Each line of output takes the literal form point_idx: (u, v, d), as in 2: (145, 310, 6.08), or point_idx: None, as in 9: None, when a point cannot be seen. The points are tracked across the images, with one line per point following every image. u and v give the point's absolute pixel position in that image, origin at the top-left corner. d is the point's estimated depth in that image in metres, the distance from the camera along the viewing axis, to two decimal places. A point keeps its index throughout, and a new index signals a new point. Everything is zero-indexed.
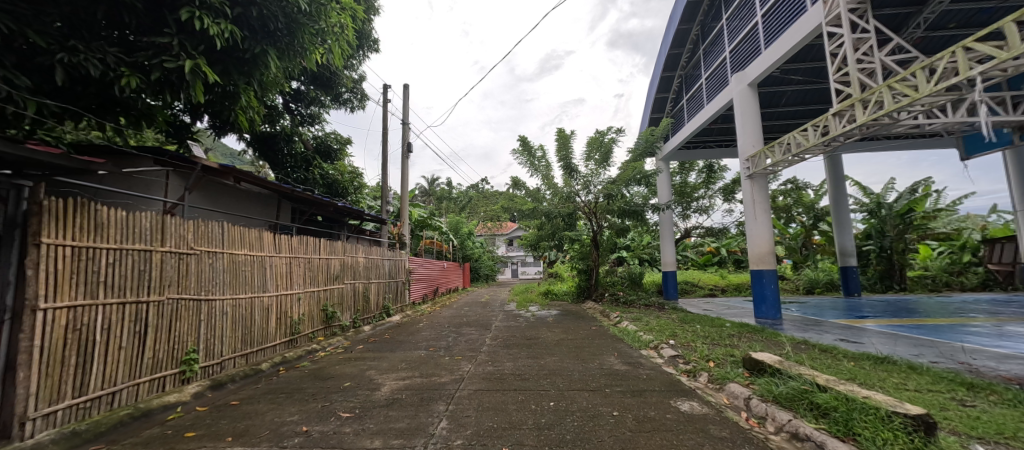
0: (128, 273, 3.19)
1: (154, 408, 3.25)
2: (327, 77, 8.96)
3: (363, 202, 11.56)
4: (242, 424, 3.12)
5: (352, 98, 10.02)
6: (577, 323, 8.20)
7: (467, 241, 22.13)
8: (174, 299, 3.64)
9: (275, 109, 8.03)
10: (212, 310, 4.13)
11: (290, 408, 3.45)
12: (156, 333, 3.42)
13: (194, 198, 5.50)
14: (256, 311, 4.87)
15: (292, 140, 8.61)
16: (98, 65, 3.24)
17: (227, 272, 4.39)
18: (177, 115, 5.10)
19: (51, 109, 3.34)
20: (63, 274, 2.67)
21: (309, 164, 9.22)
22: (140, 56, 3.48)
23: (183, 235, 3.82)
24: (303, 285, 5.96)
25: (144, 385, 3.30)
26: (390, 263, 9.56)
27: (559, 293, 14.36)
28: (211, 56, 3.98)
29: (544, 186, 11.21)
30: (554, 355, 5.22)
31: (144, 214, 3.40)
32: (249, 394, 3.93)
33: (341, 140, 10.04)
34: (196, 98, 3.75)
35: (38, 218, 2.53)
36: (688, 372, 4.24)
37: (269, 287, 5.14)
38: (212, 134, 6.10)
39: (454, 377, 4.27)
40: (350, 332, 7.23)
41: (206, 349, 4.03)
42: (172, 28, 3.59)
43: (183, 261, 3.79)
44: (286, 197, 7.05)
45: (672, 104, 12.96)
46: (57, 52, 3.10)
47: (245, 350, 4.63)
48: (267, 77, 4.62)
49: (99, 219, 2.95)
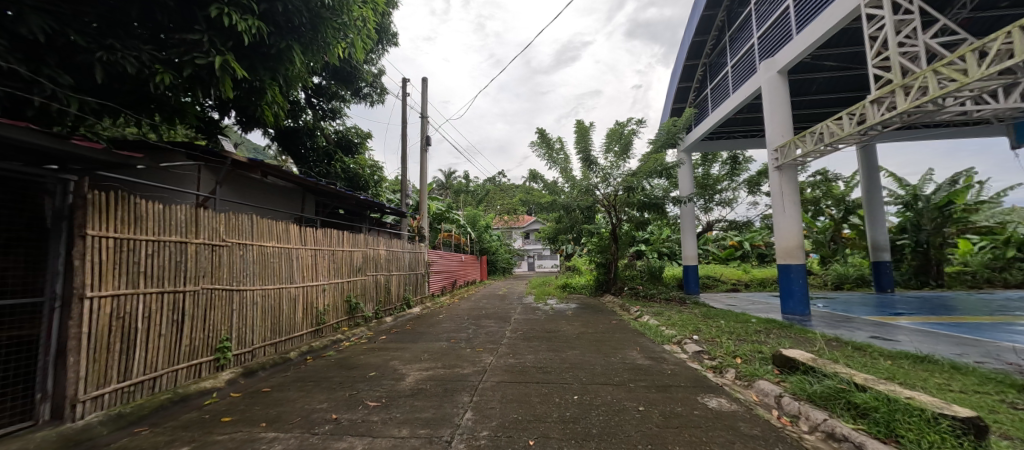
0: (166, 263, 3.33)
1: (191, 393, 3.39)
2: (348, 71, 9.03)
3: (383, 196, 11.70)
4: (274, 411, 3.22)
5: (372, 92, 10.13)
6: (596, 316, 8.14)
7: (483, 234, 22.27)
8: (208, 289, 3.76)
9: (298, 104, 8.19)
10: (243, 300, 4.27)
11: (319, 396, 3.55)
12: (194, 323, 3.58)
13: (224, 192, 5.66)
14: (284, 301, 5.01)
15: (315, 134, 8.80)
16: (134, 62, 3.34)
17: (256, 263, 4.52)
18: (206, 111, 5.23)
19: (92, 106, 3.47)
20: (107, 265, 2.80)
21: (331, 158, 9.40)
22: (172, 53, 3.58)
23: (216, 228, 3.94)
24: (327, 276, 6.08)
25: (183, 371, 3.45)
26: (410, 256, 9.67)
27: (577, 287, 14.34)
28: (239, 52, 4.09)
29: (562, 179, 11.10)
30: (574, 349, 5.19)
31: (178, 207, 3.52)
32: (280, 382, 4.06)
33: (361, 134, 10.13)
34: (226, 95, 3.85)
35: (82, 211, 2.66)
36: (713, 367, 4.16)
37: (295, 279, 5.26)
38: (239, 129, 6.25)
39: (476, 369, 4.30)
40: (372, 323, 7.41)
41: (238, 337, 4.18)
42: (202, 25, 3.69)
43: (215, 253, 3.91)
44: (309, 190, 7.17)
45: (695, 94, 12.61)
46: (95, 51, 3.21)
47: (274, 339, 4.77)
48: (292, 71, 4.69)
49: (138, 212, 3.07)
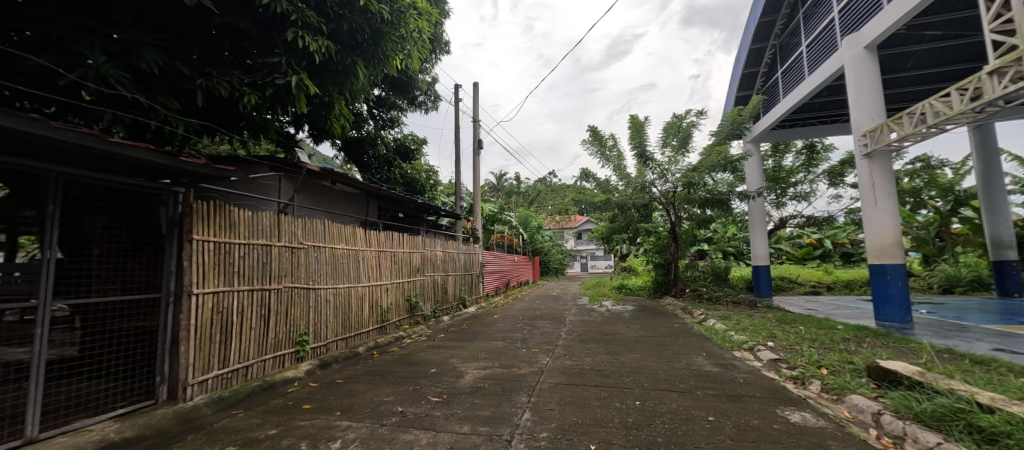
0: (254, 264, 3.73)
1: (277, 381, 3.76)
2: (405, 82, 9.54)
3: (438, 199, 12.18)
4: (347, 401, 3.47)
5: (427, 100, 10.71)
6: (656, 319, 7.78)
7: (535, 235, 22.30)
8: (289, 287, 4.15)
9: (361, 115, 8.78)
10: (318, 298, 4.66)
11: (385, 389, 3.76)
12: (278, 318, 3.97)
13: (300, 199, 6.23)
14: (353, 299, 5.39)
15: (376, 143, 9.38)
16: (227, 86, 3.78)
17: (328, 264, 4.90)
18: (285, 127, 5.78)
19: (195, 126, 3.98)
20: (209, 266, 3.21)
21: (391, 165, 9.96)
22: (257, 75, 4.00)
23: (294, 231, 4.33)
24: (389, 276, 6.44)
25: (269, 361, 3.84)
26: (465, 257, 9.94)
27: (633, 288, 13.83)
28: (312, 70, 4.47)
29: (616, 177, 10.76)
30: (634, 352, 4.99)
31: (264, 213, 3.93)
32: (350, 374, 4.37)
33: (417, 140, 10.65)
34: (302, 110, 4.23)
35: (189, 218, 3.09)
36: (793, 378, 3.77)
37: (362, 278, 5.64)
38: (311, 142, 6.84)
39: (533, 369, 4.29)
40: (431, 322, 7.72)
41: (315, 332, 4.57)
42: (281, 49, 4.09)
43: (295, 254, 4.31)
44: (372, 196, 7.64)
45: (762, 79, 11.59)
46: (197, 78, 3.66)
47: (345, 334, 5.15)
48: (356, 85, 5.04)
49: (231, 219, 3.48)
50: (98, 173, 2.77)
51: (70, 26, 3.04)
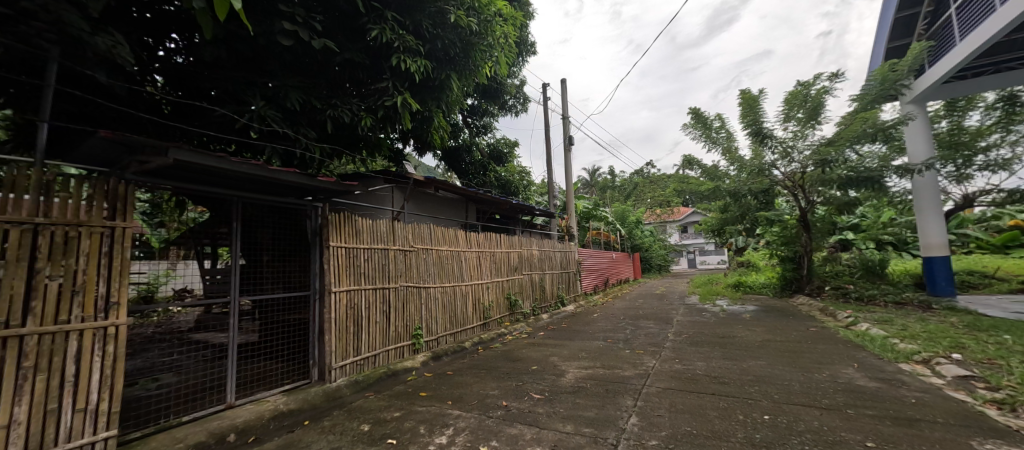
0: (377, 266, 4.40)
1: (398, 370, 4.31)
2: (495, 88, 9.98)
3: (531, 199, 12.40)
4: (457, 391, 3.74)
5: (516, 104, 11.13)
6: (786, 322, 6.69)
7: (634, 230, 21.17)
8: (405, 286, 4.73)
9: (458, 125, 9.41)
10: (429, 296, 5.16)
11: (491, 383, 3.95)
12: (396, 313, 4.58)
13: (409, 206, 6.92)
14: (459, 297, 5.80)
15: (472, 150, 9.96)
16: (348, 113, 4.40)
17: (436, 265, 5.37)
18: (395, 143, 6.49)
19: (328, 151, 4.72)
20: (341, 268, 3.96)
21: (486, 169, 10.46)
22: (371, 100, 4.57)
23: (406, 236, 4.90)
24: (490, 275, 6.78)
25: (391, 352, 4.45)
26: (561, 255, 9.92)
27: (753, 286, 12.15)
28: (414, 89, 4.94)
29: (725, 160, 9.59)
30: (759, 359, 4.36)
31: (381, 221, 4.58)
32: (459, 367, 4.70)
33: (509, 143, 11.01)
34: (406, 126, 4.72)
35: (325, 228, 3.88)
36: (1001, 403, 2.85)
37: (465, 277, 6.03)
38: (417, 154, 7.56)
39: (638, 372, 4.06)
40: (531, 320, 7.88)
41: (428, 327, 5.08)
42: (388, 74, 4.60)
43: (407, 257, 4.87)
44: (470, 199, 8.07)
45: (928, 19, 9.11)
46: (326, 110, 4.32)
47: (453, 329, 5.58)
48: (451, 97, 5.42)
49: (357, 227, 4.21)
50: (261, 194, 3.55)
51: (239, 80, 3.87)
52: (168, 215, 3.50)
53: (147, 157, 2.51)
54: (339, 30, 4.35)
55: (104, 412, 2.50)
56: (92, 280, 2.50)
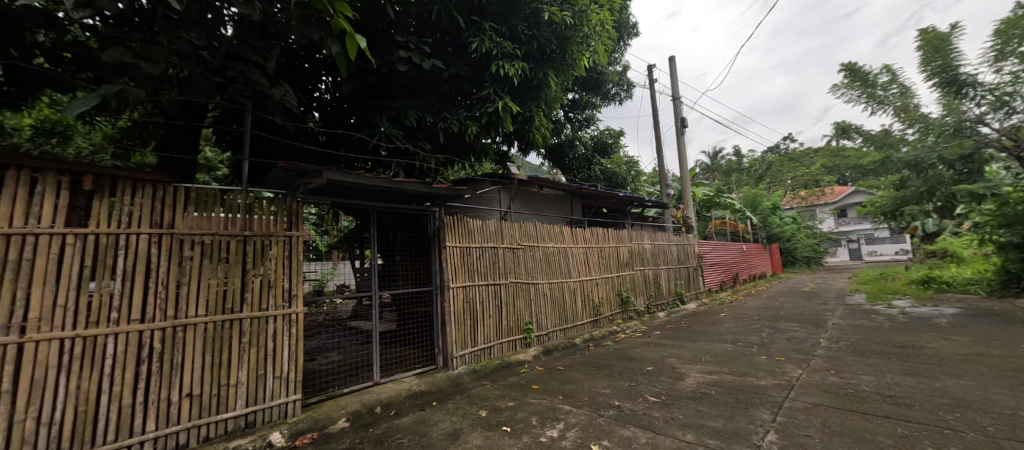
0: (487, 263, 4.75)
1: (511, 362, 4.56)
2: (596, 79, 9.87)
3: (641, 190, 11.68)
4: (568, 387, 3.76)
5: (619, 91, 10.63)
6: (1014, 330, 4.93)
7: (769, 217, 18.19)
8: (514, 282, 5.01)
9: (559, 121, 9.43)
10: (538, 292, 5.33)
11: (602, 381, 3.87)
12: (508, 307, 4.89)
13: (516, 206, 7.00)
14: (567, 293, 5.83)
15: (575, 144, 9.86)
16: (456, 124, 4.79)
17: (543, 262, 5.51)
18: (500, 146, 6.82)
19: (441, 160, 5.21)
20: (456, 266, 4.39)
21: (591, 163, 10.22)
22: (475, 109, 4.91)
23: (513, 234, 5.16)
24: (599, 271, 6.63)
25: (505, 345, 4.76)
26: (677, 249, 9.11)
27: (955, 282, 9.26)
28: (513, 92, 5.13)
29: (900, 123, 7.78)
30: (964, 377, 3.32)
31: (489, 222, 4.94)
32: (570, 363, 4.72)
33: (614, 134, 10.62)
34: (508, 129, 4.94)
35: (442, 230, 4.35)
36: None
37: (573, 274, 6.02)
38: (521, 155, 7.81)
39: (777, 381, 3.49)
40: (645, 318, 7.43)
41: (538, 322, 5.25)
42: (489, 82, 4.87)
43: (515, 254, 5.13)
44: (576, 195, 7.80)
45: None
46: (438, 123, 4.78)
47: (563, 325, 5.63)
48: (550, 95, 5.47)
49: (468, 228, 4.61)
50: (390, 203, 4.13)
51: (370, 107, 4.54)
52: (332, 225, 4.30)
53: (311, 179, 3.20)
54: (445, 48, 4.77)
55: (291, 379, 3.22)
56: (279, 277, 3.26)
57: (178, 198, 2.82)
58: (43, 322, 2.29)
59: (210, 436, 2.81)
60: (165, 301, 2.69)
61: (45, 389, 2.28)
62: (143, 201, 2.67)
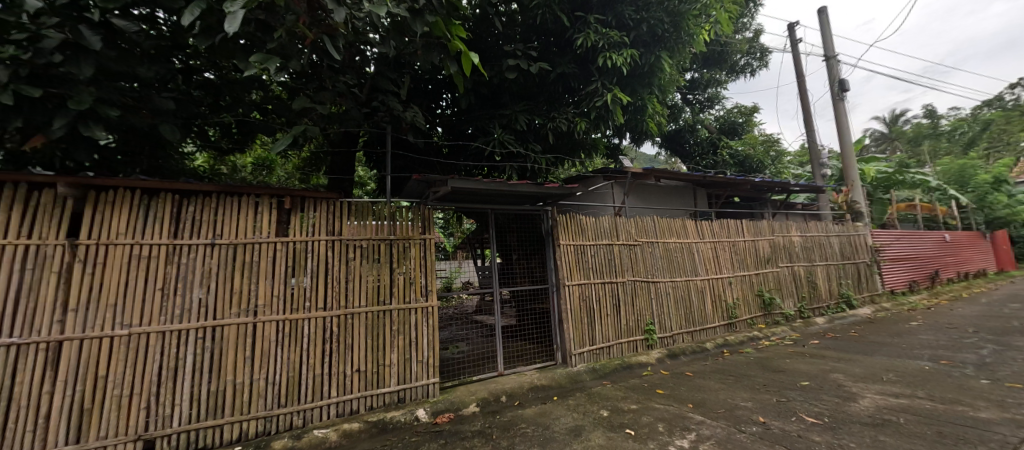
0: (603, 261, 4.66)
1: (632, 364, 4.38)
2: (718, 52, 8.77)
3: (784, 172, 9.89)
4: (699, 396, 3.44)
5: (750, 61, 9.25)
6: None
7: (992, 196, 13.42)
8: (632, 281, 4.81)
9: (677, 105, 8.64)
10: (659, 291, 5.01)
11: (741, 393, 3.43)
12: (626, 306, 4.71)
13: (631, 200, 6.46)
14: (694, 293, 5.32)
15: (696, 128, 8.88)
16: (565, 122, 4.83)
17: (664, 258, 5.16)
18: (610, 139, 6.59)
19: (552, 160, 5.29)
20: (571, 263, 4.42)
21: (717, 147, 9.08)
22: (583, 105, 4.88)
23: (629, 230, 4.96)
24: (732, 269, 5.87)
25: (625, 345, 4.60)
26: (839, 240, 7.45)
27: None
28: (623, 81, 4.95)
29: None
30: None
31: (603, 218, 4.84)
32: (700, 369, 4.29)
33: (745, 111, 9.39)
34: (619, 121, 4.79)
35: (555, 229, 4.43)
36: None
37: (700, 272, 5.47)
38: (634, 146, 7.40)
39: (1012, 415, 2.58)
40: (797, 324, 6.27)
41: (661, 323, 4.93)
42: (597, 75, 4.78)
43: (632, 251, 4.92)
44: (701, 184, 6.95)
45: None
46: (547, 123, 4.88)
47: (690, 328, 5.16)
48: (664, 78, 5.11)
49: (581, 226, 4.60)
50: (506, 205, 4.39)
51: (484, 117, 4.89)
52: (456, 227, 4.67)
53: (439, 187, 3.61)
54: (551, 49, 4.85)
55: (430, 364, 3.69)
56: (417, 275, 3.77)
57: (343, 210, 3.52)
58: (267, 307, 3.14)
59: (374, 405, 3.41)
60: (338, 294, 3.39)
61: (270, 358, 3.11)
62: (321, 215, 3.42)
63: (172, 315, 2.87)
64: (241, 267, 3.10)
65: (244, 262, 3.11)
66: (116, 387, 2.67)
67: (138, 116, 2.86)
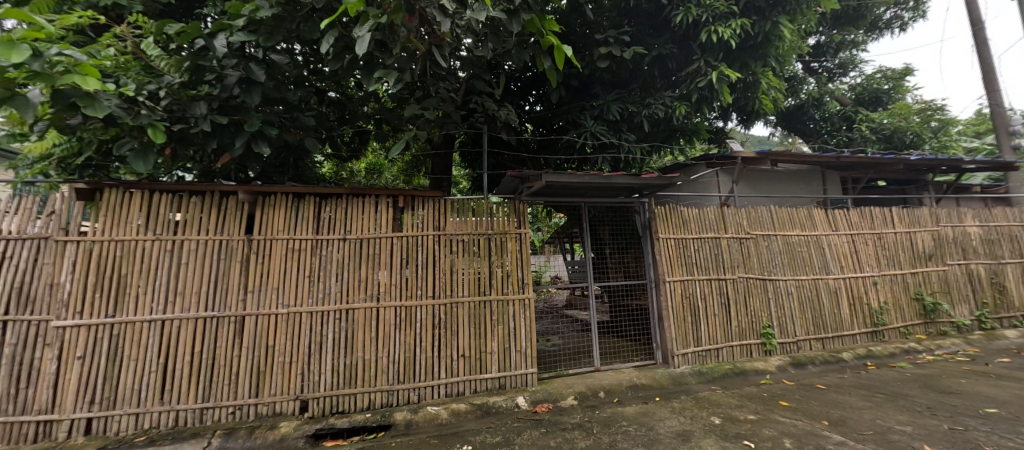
0: (709, 256, 4.28)
1: (747, 370, 3.95)
2: (853, 10, 6.97)
3: (952, 147, 7.91)
4: (836, 413, 2.96)
5: (898, 14, 7.63)
6: None
7: None
8: (744, 277, 4.33)
9: (797, 77, 7.47)
10: (778, 290, 4.44)
11: (896, 415, 2.87)
12: (738, 306, 4.26)
13: (742, 188, 5.74)
14: (823, 294, 4.60)
15: (823, 101, 7.56)
16: (662, 107, 4.54)
17: (784, 253, 4.54)
18: (713, 123, 6.00)
19: (647, 149, 5.01)
20: (672, 259, 4.15)
21: (852, 122, 7.65)
22: (683, 87, 4.53)
23: (740, 221, 4.46)
24: (875, 267, 4.92)
25: (737, 349, 4.17)
26: None
27: None
28: (730, 56, 4.48)
29: None
30: None
31: (708, 209, 4.44)
32: (836, 382, 3.69)
33: (892, 75, 7.86)
34: (727, 100, 4.35)
35: (654, 221, 4.19)
36: None
37: (831, 269, 4.69)
38: (741, 128, 6.63)
39: None
40: (976, 336, 4.99)
41: (781, 326, 4.37)
42: (699, 52, 4.40)
43: (744, 245, 4.42)
44: (832, 166, 5.92)
45: None
46: (642, 110, 4.63)
47: (819, 334, 4.48)
48: (782, 47, 4.49)
49: (683, 218, 4.29)
50: (600, 198, 4.29)
51: (574, 109, 4.83)
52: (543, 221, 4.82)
53: (534, 182, 3.68)
54: (646, 31, 4.59)
55: (528, 354, 3.81)
56: (514, 268, 3.91)
57: (445, 207, 3.81)
58: (386, 294, 3.57)
59: (478, 389, 3.65)
60: (445, 284, 3.69)
61: (391, 339, 3.52)
62: (428, 212, 3.76)
63: (317, 298, 3.44)
64: (366, 258, 3.57)
65: (368, 254, 3.57)
66: (281, 355, 3.30)
67: (290, 133, 3.46)
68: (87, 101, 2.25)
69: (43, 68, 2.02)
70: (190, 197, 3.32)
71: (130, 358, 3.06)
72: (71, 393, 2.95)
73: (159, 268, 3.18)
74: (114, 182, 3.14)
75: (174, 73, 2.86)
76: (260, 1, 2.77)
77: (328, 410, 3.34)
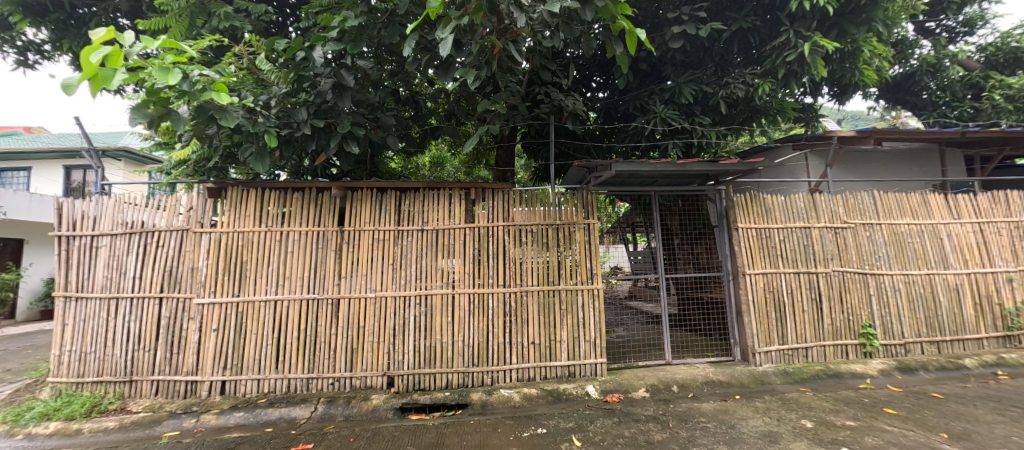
0: (797, 247, 3.94)
1: (843, 373, 3.60)
2: None
3: None
4: (959, 426, 2.62)
5: None
6: None
7: None
8: (839, 271, 3.93)
9: (906, 40, 6.48)
10: (881, 285, 3.97)
11: None
12: (830, 303, 3.90)
13: (836, 172, 5.17)
14: (940, 292, 4.03)
15: (941, 67, 6.49)
16: (742, 86, 4.21)
17: (890, 245, 4.04)
18: (801, 100, 5.43)
19: (723, 133, 4.69)
20: (754, 249, 3.87)
21: (980, 89, 6.47)
22: (767, 63, 4.16)
23: (834, 210, 4.04)
24: (1009, 261, 4.20)
25: (830, 349, 3.85)
26: None
27: None
28: (825, 23, 4.02)
29: None
30: None
31: (796, 196, 4.07)
32: (956, 392, 3.23)
33: None
34: (819, 74, 3.92)
35: (733, 210, 3.93)
36: None
37: (950, 263, 4.09)
38: (835, 104, 5.92)
39: None
40: None
41: (884, 327, 3.93)
42: (787, 23, 4.01)
43: (839, 235, 4.00)
44: (954, 143, 5.09)
45: None
46: (718, 91, 4.34)
47: (930, 336, 3.96)
48: (891, 7, 3.94)
49: (767, 206, 3.97)
50: (672, 186, 4.09)
51: (643, 95, 4.65)
52: (607, 210, 4.47)
53: (602, 172, 3.62)
54: (724, 5, 4.28)
55: (597, 345, 3.82)
56: (583, 259, 3.91)
57: (513, 197, 3.91)
58: (461, 282, 3.77)
59: (548, 375, 3.76)
60: (515, 273, 3.81)
61: (465, 324, 3.73)
62: (498, 204, 3.89)
63: (400, 284, 3.73)
64: (441, 247, 3.80)
65: (442, 244, 3.79)
66: (370, 335, 3.66)
67: (373, 133, 3.75)
68: (221, 113, 2.65)
69: (190, 86, 2.41)
70: (293, 193, 3.75)
71: (252, 332, 3.58)
72: (209, 359, 3.53)
73: (271, 256, 3.67)
74: (235, 182, 3.65)
75: (281, 84, 3.23)
76: (348, 13, 2.99)
77: (411, 387, 3.64)
